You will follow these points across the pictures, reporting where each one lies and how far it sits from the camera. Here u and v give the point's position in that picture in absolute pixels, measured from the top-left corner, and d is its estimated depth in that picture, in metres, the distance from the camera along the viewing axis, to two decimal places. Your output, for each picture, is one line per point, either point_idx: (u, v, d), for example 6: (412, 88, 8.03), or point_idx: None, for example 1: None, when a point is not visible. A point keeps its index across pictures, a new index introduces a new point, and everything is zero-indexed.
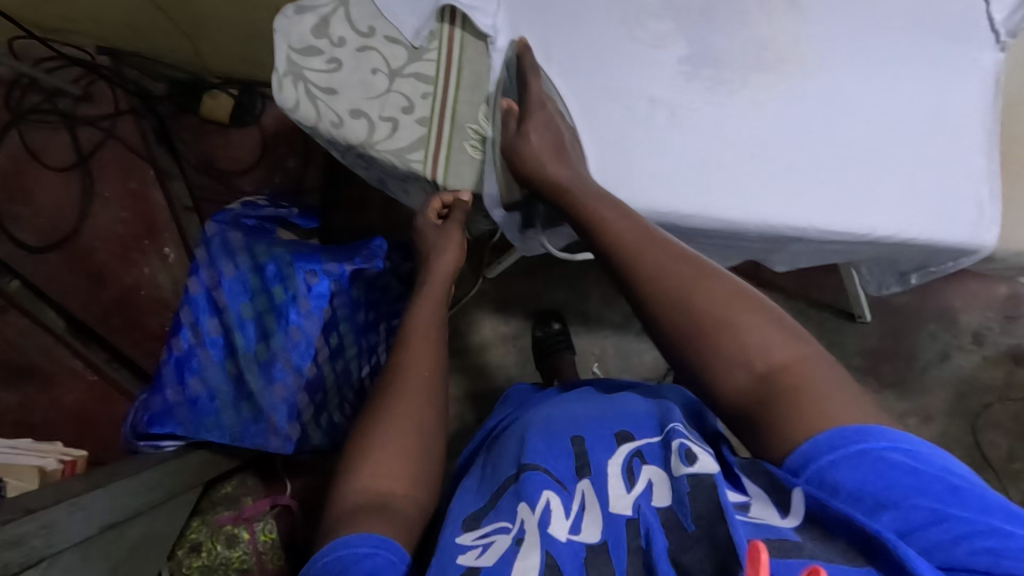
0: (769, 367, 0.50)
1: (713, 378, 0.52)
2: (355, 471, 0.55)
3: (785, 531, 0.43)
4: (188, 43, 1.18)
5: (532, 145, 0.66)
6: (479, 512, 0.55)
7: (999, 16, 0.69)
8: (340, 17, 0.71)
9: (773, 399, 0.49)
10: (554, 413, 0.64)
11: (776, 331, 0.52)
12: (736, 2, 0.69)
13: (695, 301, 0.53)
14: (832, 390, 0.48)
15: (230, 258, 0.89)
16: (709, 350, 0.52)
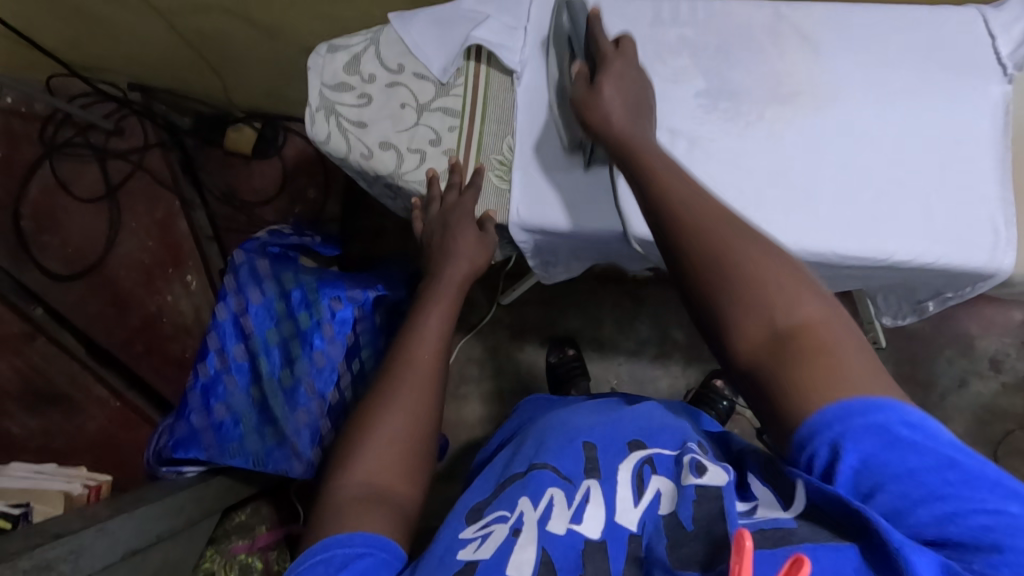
0: (791, 326, 0.43)
1: (730, 331, 0.46)
2: (352, 459, 0.54)
3: (784, 521, 0.41)
4: (217, 80, 1.28)
5: (605, 98, 0.61)
6: (482, 503, 0.55)
7: (1005, 50, 0.64)
8: (371, 55, 0.73)
9: (787, 352, 0.42)
10: (559, 421, 0.63)
11: (808, 292, 0.45)
12: (752, 40, 0.67)
13: (734, 254, 0.47)
14: (853, 353, 0.41)
15: (258, 286, 0.91)
16: (734, 299, 0.46)
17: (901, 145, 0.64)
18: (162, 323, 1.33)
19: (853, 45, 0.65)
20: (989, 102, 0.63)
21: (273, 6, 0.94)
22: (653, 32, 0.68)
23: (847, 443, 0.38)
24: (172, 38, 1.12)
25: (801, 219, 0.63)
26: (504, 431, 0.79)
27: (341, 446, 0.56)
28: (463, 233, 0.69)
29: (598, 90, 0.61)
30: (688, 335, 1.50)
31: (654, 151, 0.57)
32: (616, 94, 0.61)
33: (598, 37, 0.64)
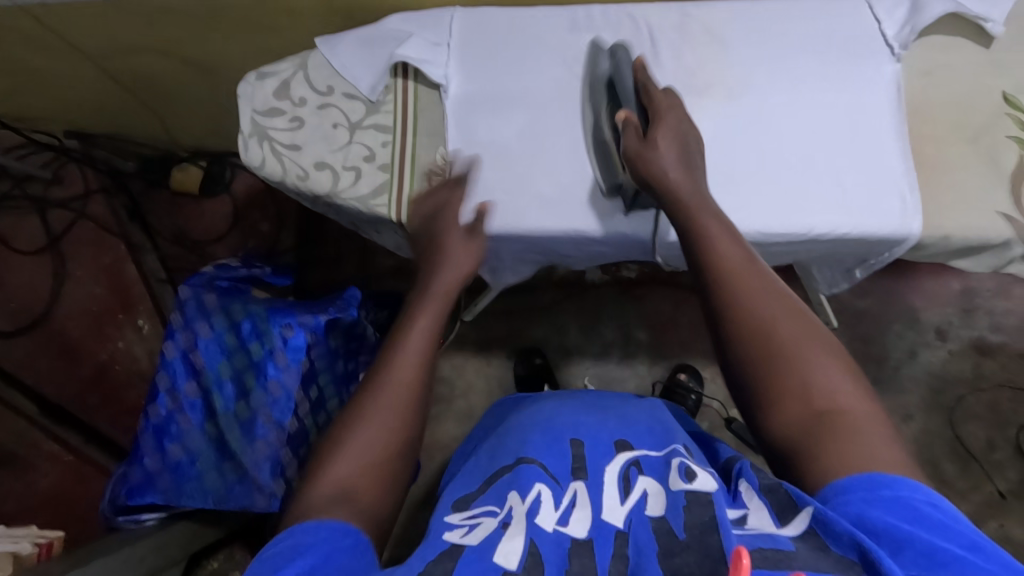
0: (827, 409, 0.46)
1: (770, 401, 0.48)
2: (326, 459, 0.49)
3: (781, 540, 0.41)
4: (158, 121, 1.27)
5: (660, 152, 0.61)
6: (468, 495, 0.56)
7: (891, 32, 0.67)
8: (300, 79, 0.74)
9: (820, 435, 0.45)
10: (547, 412, 0.64)
11: (845, 380, 0.47)
12: (665, 37, 0.70)
13: (779, 330, 0.49)
14: (885, 451, 0.44)
15: (206, 319, 0.88)
16: (778, 383, 0.48)
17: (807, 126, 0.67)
18: (114, 371, 1.29)
19: (755, 35, 0.69)
20: (885, 77, 0.66)
21: (204, 42, 0.94)
22: (571, 37, 0.71)
23: (868, 503, 0.41)
24: (108, 83, 1.12)
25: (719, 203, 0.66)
26: (478, 435, 0.81)
27: (319, 445, 0.51)
28: (459, 233, 0.63)
29: (652, 143, 0.62)
30: (651, 334, 1.53)
31: (709, 212, 0.57)
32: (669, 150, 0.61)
33: (648, 86, 0.65)
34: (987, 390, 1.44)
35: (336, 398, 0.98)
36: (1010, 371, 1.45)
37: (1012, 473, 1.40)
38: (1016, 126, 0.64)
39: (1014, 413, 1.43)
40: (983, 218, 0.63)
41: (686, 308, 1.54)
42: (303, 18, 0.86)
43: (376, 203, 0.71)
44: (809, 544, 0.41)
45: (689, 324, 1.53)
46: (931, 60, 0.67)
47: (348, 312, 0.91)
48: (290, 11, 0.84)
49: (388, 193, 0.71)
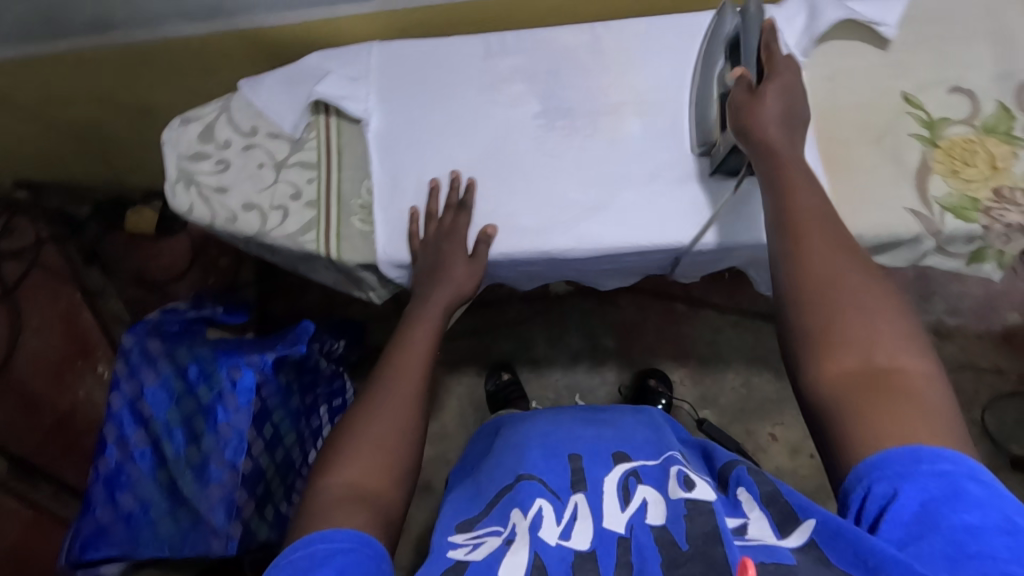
0: (888, 364, 0.46)
1: (826, 350, 0.48)
2: (335, 462, 0.54)
3: (783, 553, 0.42)
4: (107, 166, 1.28)
5: (766, 104, 0.59)
6: (473, 518, 0.58)
7: (793, 40, 0.68)
8: (223, 122, 0.75)
9: (874, 384, 0.45)
10: (549, 429, 0.67)
11: (910, 346, 0.48)
12: (578, 60, 0.72)
13: (847, 287, 0.50)
14: (936, 417, 0.44)
15: (152, 367, 0.88)
16: (840, 330, 0.48)
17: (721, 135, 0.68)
18: (78, 419, 1.27)
19: (663, 52, 0.70)
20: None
21: (137, 88, 0.94)
22: (486, 65, 0.72)
23: (901, 482, 0.41)
24: (50, 134, 1.12)
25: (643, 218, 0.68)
26: (469, 457, 0.82)
27: (327, 450, 0.56)
28: (454, 257, 0.68)
29: (763, 96, 0.59)
30: (618, 341, 1.54)
31: (796, 168, 0.57)
32: (780, 96, 0.59)
33: (772, 45, 0.61)
34: (949, 373, 1.47)
35: (292, 432, 0.97)
36: (970, 353, 1.48)
37: (980, 453, 1.43)
38: (917, 124, 0.66)
39: (977, 394, 1.46)
40: (891, 216, 0.65)
41: (650, 312, 1.55)
42: (231, 58, 0.87)
43: (304, 239, 0.71)
44: (810, 556, 0.41)
45: (654, 329, 1.54)
46: (832, 65, 0.68)
47: (296, 348, 0.90)
48: (217, 53, 0.85)
49: (316, 230, 0.71)
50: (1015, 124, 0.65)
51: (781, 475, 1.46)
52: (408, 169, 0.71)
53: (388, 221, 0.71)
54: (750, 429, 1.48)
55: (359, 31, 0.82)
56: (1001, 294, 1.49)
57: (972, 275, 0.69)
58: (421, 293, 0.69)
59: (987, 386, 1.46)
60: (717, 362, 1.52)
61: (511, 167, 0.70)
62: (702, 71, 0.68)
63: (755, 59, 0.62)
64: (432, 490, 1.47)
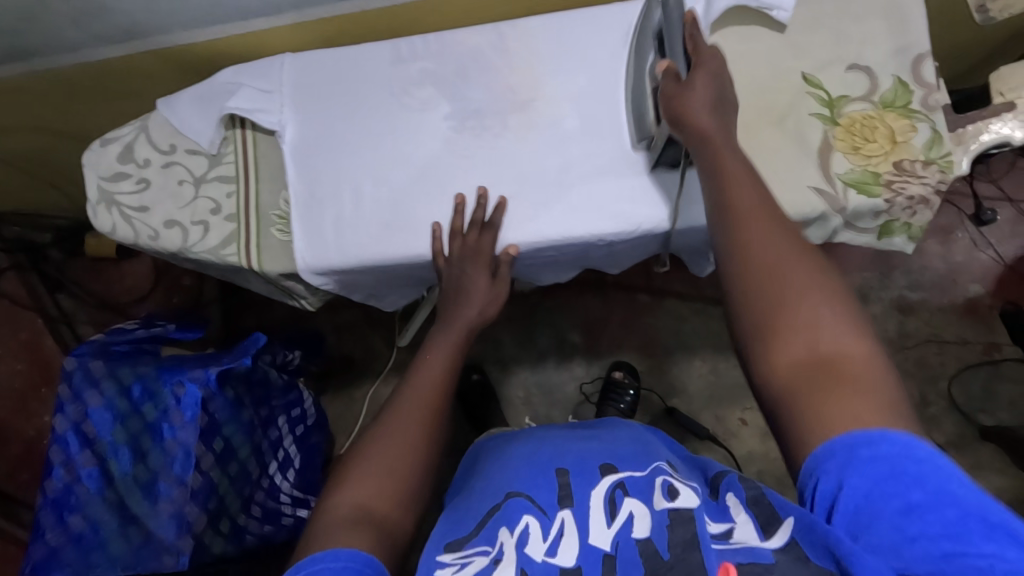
0: (828, 350, 0.47)
1: (771, 345, 0.49)
2: (347, 481, 0.55)
3: (762, 553, 0.43)
4: (61, 194, 1.28)
5: (696, 92, 0.58)
6: (461, 538, 0.55)
7: (694, 28, 0.68)
8: (142, 141, 0.76)
9: (819, 378, 0.46)
10: (543, 444, 0.64)
11: (847, 328, 0.48)
12: (484, 60, 0.72)
13: (787, 277, 0.50)
14: (876, 392, 0.45)
15: (95, 388, 0.87)
16: (780, 322, 0.49)
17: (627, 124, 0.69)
18: (43, 447, 1.28)
19: (567, 47, 0.71)
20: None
21: (70, 113, 0.95)
22: (395, 70, 0.73)
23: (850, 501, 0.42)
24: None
25: (553, 210, 0.68)
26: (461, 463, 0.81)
27: (341, 469, 0.57)
28: (478, 278, 0.70)
29: (689, 84, 0.58)
30: (584, 336, 1.54)
31: (732, 154, 0.57)
32: (710, 96, 0.58)
33: (697, 38, 0.60)
34: (914, 347, 1.47)
35: (246, 445, 0.97)
36: (934, 326, 1.48)
37: (948, 426, 1.43)
38: (817, 103, 0.67)
39: (942, 367, 1.46)
40: (797, 195, 0.65)
41: (615, 305, 1.55)
42: (156, 78, 0.87)
43: (225, 253, 0.72)
44: (792, 555, 0.42)
45: (620, 321, 1.55)
46: (731, 51, 0.69)
47: (241, 360, 0.91)
48: (140, 74, 0.86)
49: (236, 243, 0.72)
50: (913, 97, 0.65)
51: (753, 460, 1.47)
52: (320, 175, 0.72)
53: (301, 229, 0.71)
54: (720, 416, 1.49)
55: (279, 44, 0.83)
56: (961, 266, 1.49)
57: (883, 249, 0.69)
58: (446, 317, 0.71)
59: (952, 358, 1.46)
60: (683, 351, 1.52)
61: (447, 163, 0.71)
62: (633, 74, 0.68)
63: (683, 54, 0.60)
64: None
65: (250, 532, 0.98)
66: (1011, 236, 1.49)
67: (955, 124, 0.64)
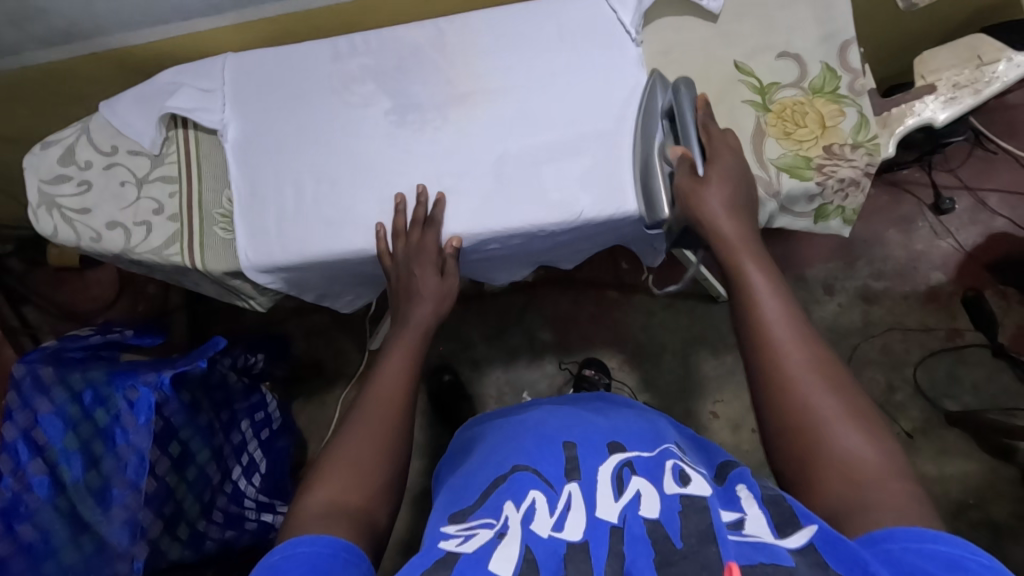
0: (857, 473, 0.47)
1: (811, 487, 0.49)
2: (317, 481, 0.53)
3: (779, 551, 0.42)
4: (18, 203, 1.26)
5: (710, 192, 0.59)
6: (467, 508, 0.56)
7: (628, 19, 0.70)
8: (83, 143, 0.75)
9: (855, 511, 0.46)
10: (549, 418, 0.65)
11: (869, 438, 0.49)
12: (424, 55, 0.73)
13: (816, 404, 0.51)
14: (902, 498, 0.46)
15: (45, 395, 0.86)
16: (815, 458, 0.49)
17: (564, 115, 0.69)
18: None
19: (505, 40, 0.72)
20: (626, 59, 0.69)
21: (16, 118, 0.94)
22: (336, 67, 0.73)
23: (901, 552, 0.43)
24: None
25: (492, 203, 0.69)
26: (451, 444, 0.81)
27: (310, 471, 0.55)
28: (425, 276, 0.69)
29: (706, 180, 0.60)
30: (555, 333, 1.55)
31: (752, 255, 0.58)
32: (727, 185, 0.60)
33: (710, 126, 0.63)
34: (879, 335, 1.49)
35: (205, 448, 0.96)
36: (897, 314, 1.50)
37: (914, 412, 1.45)
38: (750, 91, 0.68)
39: (907, 353, 1.48)
40: None
41: (585, 301, 1.56)
42: (101, 81, 0.87)
43: (168, 252, 0.72)
44: (810, 558, 0.42)
45: (590, 318, 1.55)
46: (665, 41, 0.71)
47: (197, 363, 0.91)
48: (84, 77, 0.85)
49: (180, 242, 0.72)
50: (840, 83, 0.66)
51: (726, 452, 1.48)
52: (261, 172, 0.72)
53: (241, 225, 0.71)
54: (691, 409, 1.49)
55: (225, 44, 0.83)
56: (922, 254, 1.52)
57: (820, 233, 0.70)
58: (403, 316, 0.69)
59: (916, 345, 1.49)
60: (654, 345, 1.53)
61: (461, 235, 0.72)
62: (641, 135, 0.67)
63: (697, 141, 0.63)
64: None
65: (210, 538, 0.98)
66: (968, 224, 1.52)
67: (881, 108, 0.67)
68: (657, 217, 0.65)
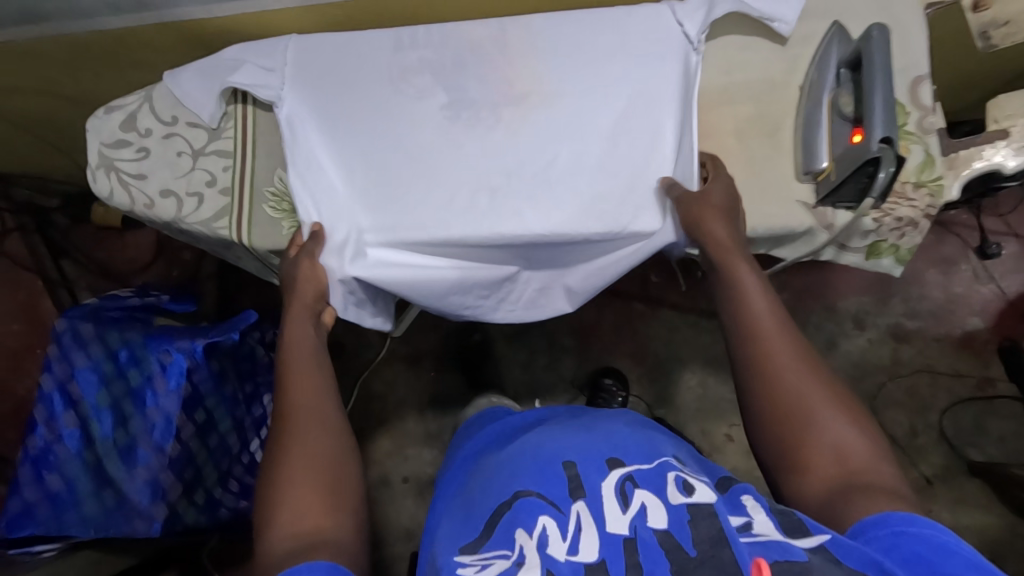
0: (805, 424, 0.55)
1: (755, 420, 0.59)
2: (278, 516, 0.55)
3: (797, 551, 0.45)
4: (68, 160, 1.27)
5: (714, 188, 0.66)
6: (473, 543, 0.54)
7: (692, 28, 0.68)
8: (146, 110, 0.77)
9: (797, 450, 0.55)
10: (543, 442, 0.61)
11: (825, 399, 0.56)
12: (484, 54, 0.73)
13: (774, 362, 0.58)
14: (852, 450, 0.54)
15: (83, 349, 0.89)
16: (764, 394, 0.58)
17: (606, 124, 0.69)
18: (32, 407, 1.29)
19: (566, 46, 0.71)
20: (678, 70, 0.68)
21: (80, 78, 0.96)
22: (395, 57, 0.74)
23: (898, 539, 0.46)
24: (17, 131, 1.14)
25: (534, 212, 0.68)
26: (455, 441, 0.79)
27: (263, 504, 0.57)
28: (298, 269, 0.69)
29: (709, 200, 0.65)
30: (575, 339, 1.54)
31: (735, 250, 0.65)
32: (722, 210, 0.64)
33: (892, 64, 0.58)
34: (907, 376, 1.46)
35: (227, 419, 0.97)
36: (928, 356, 1.46)
37: (935, 458, 1.42)
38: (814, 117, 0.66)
39: (934, 398, 1.45)
40: (784, 209, 0.66)
41: (608, 311, 1.55)
42: (166, 51, 0.89)
43: (217, 226, 0.74)
44: (823, 556, 0.44)
45: (611, 328, 1.54)
46: (729, 60, 0.70)
47: (227, 335, 0.92)
48: (148, 44, 0.87)
49: (228, 217, 0.74)
50: (908, 119, 0.64)
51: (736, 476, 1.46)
52: (302, 159, 0.72)
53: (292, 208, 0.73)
54: (705, 429, 1.48)
55: (288, 26, 0.84)
56: (961, 298, 1.48)
57: (870, 270, 0.69)
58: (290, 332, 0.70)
59: (944, 390, 1.45)
60: (675, 362, 1.52)
61: (544, 181, 0.69)
62: (812, 88, 0.66)
63: (880, 74, 0.58)
64: (389, 482, 1.49)
65: (225, 507, 0.97)
66: (1013, 271, 1.48)
67: (950, 148, 0.64)
68: (812, 166, 0.64)
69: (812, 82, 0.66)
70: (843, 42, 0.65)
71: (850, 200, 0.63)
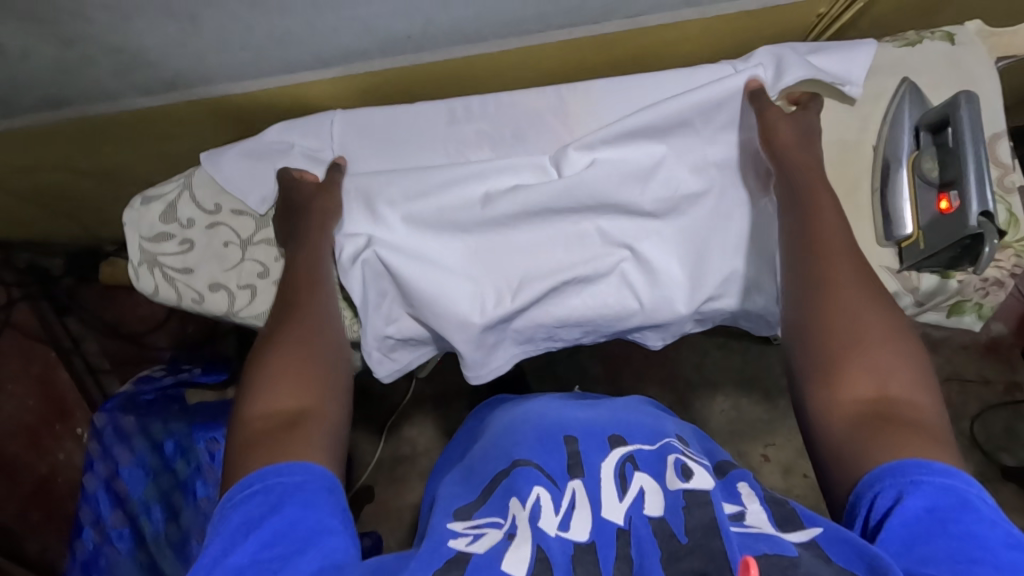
0: (846, 326, 0.54)
1: (796, 311, 0.57)
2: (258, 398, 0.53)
3: (786, 545, 0.43)
4: (78, 226, 1.21)
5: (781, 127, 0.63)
6: (468, 506, 0.55)
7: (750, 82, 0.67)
8: (185, 199, 0.73)
9: (830, 342, 0.54)
10: (544, 410, 0.64)
11: (875, 311, 0.54)
12: (540, 121, 0.71)
13: (825, 244, 0.58)
14: (894, 368, 0.51)
15: (125, 444, 0.85)
16: (815, 288, 0.57)
17: (679, 162, 0.66)
18: (57, 484, 1.22)
19: (625, 106, 0.70)
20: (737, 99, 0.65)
21: (100, 154, 0.91)
22: (450, 131, 0.71)
23: (914, 491, 0.43)
24: (25, 205, 1.07)
25: (615, 221, 0.66)
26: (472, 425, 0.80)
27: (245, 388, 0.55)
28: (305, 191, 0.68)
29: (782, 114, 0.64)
30: (605, 369, 1.52)
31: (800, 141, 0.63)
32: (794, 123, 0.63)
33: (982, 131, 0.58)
34: None
35: None
36: (955, 364, 1.48)
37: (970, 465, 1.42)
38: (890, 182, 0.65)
39: (965, 406, 1.46)
40: None
41: None
42: (196, 126, 0.84)
43: None
44: (813, 552, 0.42)
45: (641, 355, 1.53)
46: None
47: None
48: (178, 120, 0.83)
49: None
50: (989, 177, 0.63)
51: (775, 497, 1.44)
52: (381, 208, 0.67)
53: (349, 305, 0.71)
54: (741, 452, 1.47)
55: (325, 96, 0.80)
56: None
57: (951, 326, 0.69)
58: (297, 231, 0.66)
59: (974, 398, 1.46)
60: (706, 386, 1.50)
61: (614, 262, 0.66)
62: (886, 150, 0.64)
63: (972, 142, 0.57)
64: None
65: None
66: None
67: None
68: (895, 233, 0.63)
69: (887, 143, 0.64)
70: (915, 102, 0.64)
71: (937, 264, 0.62)
